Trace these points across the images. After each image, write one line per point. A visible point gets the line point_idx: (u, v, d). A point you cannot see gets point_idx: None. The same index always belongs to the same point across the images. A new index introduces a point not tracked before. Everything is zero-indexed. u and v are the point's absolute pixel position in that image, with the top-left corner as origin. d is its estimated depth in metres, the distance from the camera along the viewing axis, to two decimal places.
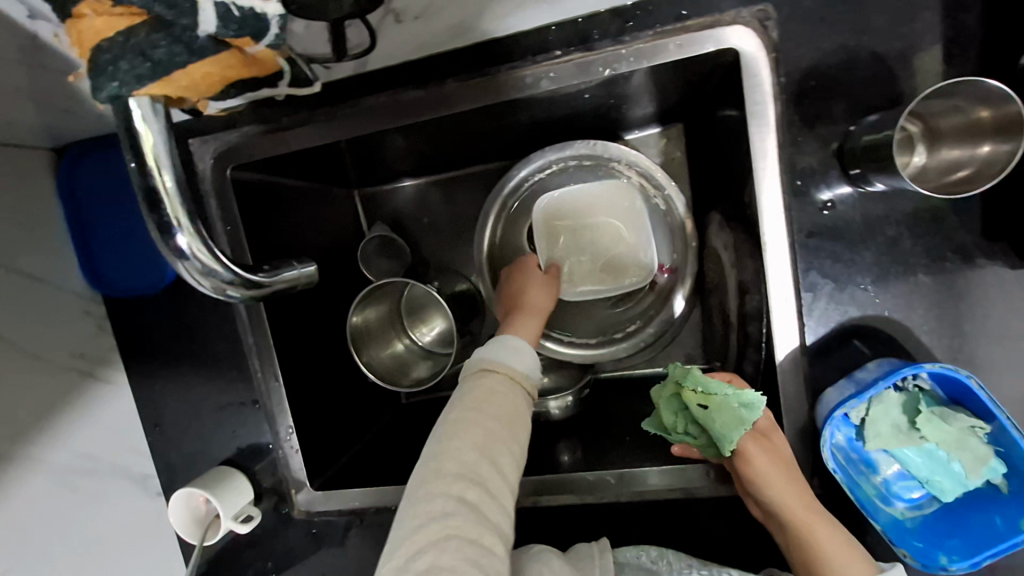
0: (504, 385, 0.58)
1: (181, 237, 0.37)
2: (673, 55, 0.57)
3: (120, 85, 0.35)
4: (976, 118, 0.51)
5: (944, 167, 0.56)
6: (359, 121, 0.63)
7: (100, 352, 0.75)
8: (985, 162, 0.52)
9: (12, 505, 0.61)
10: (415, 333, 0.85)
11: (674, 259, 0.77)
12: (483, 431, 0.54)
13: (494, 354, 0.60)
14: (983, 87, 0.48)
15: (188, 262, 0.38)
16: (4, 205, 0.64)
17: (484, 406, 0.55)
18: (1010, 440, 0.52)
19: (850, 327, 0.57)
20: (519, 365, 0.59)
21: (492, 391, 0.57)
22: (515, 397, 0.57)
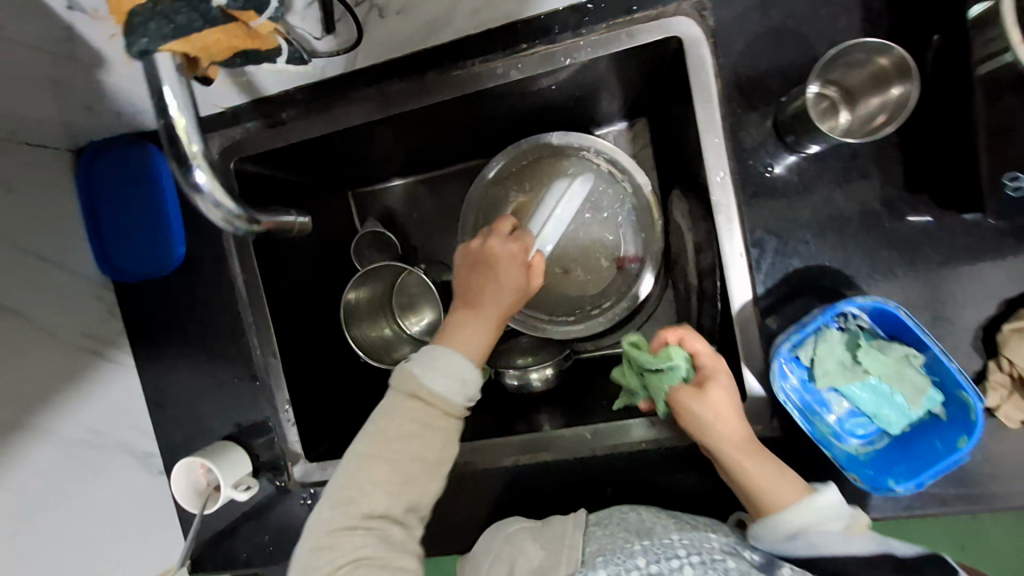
0: (432, 420, 0.59)
1: (199, 175, 0.42)
2: (625, 44, 0.64)
3: (149, 41, 0.42)
4: (878, 68, 0.59)
5: (866, 118, 0.63)
6: (349, 113, 0.71)
7: (110, 335, 0.81)
8: (896, 103, 0.59)
9: (24, 471, 0.66)
10: (405, 322, 0.90)
11: (642, 239, 0.83)
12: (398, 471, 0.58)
13: (409, 385, 0.60)
14: (868, 44, 0.56)
15: (203, 197, 0.43)
16: (28, 197, 0.71)
17: (399, 447, 0.59)
18: (943, 367, 0.57)
19: (795, 280, 0.63)
20: (436, 391, 0.60)
21: (413, 426, 0.59)
22: (431, 430, 0.59)
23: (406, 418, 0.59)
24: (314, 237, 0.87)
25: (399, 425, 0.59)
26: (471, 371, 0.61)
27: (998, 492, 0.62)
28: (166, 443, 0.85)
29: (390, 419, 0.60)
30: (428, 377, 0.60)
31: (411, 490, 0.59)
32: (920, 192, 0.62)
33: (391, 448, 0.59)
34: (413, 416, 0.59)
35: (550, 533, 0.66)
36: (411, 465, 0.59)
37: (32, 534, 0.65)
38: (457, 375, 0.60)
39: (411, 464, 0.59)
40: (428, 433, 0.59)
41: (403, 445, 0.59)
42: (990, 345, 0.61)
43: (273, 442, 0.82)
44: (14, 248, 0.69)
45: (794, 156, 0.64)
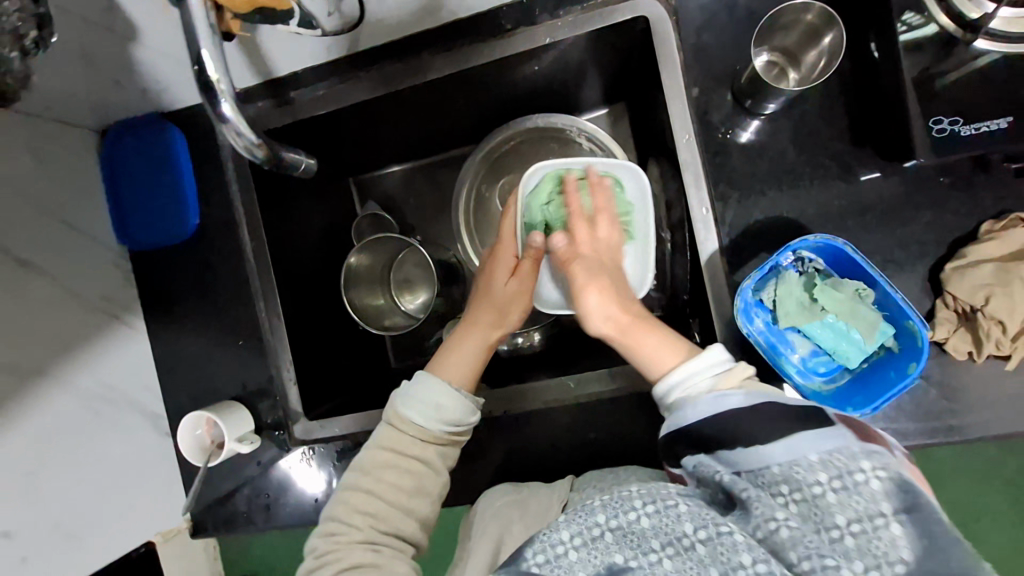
0: (409, 449, 0.65)
1: (225, 105, 0.47)
2: (598, 23, 0.72)
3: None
4: (808, 25, 0.68)
5: (811, 69, 0.72)
6: (352, 90, 0.78)
7: (126, 300, 0.87)
8: (831, 48, 0.68)
9: (43, 417, 0.70)
10: (401, 299, 0.97)
11: None
12: (385, 488, 0.64)
13: (393, 411, 0.66)
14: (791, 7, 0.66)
15: (226, 126, 0.48)
16: (59, 167, 0.78)
17: (382, 470, 0.65)
18: (890, 300, 0.63)
19: (757, 228, 0.71)
20: (417, 419, 0.65)
21: (395, 452, 0.65)
22: (412, 452, 0.65)
23: (385, 447, 0.66)
24: (317, 213, 0.93)
25: (377, 457, 0.65)
26: (452, 395, 0.66)
27: (956, 425, 0.66)
28: (175, 405, 0.89)
29: (369, 454, 0.66)
30: (402, 406, 0.66)
31: (399, 513, 0.64)
32: (864, 145, 0.69)
33: (372, 478, 0.65)
34: (391, 446, 0.65)
35: (535, 505, 0.72)
36: (393, 489, 0.64)
37: (47, 475, 0.70)
38: (432, 403, 0.65)
39: (392, 490, 0.64)
40: (407, 461, 0.65)
41: (382, 474, 0.65)
42: (937, 284, 0.67)
43: (276, 403, 0.87)
44: (44, 212, 0.75)
45: (757, 122, 0.71)
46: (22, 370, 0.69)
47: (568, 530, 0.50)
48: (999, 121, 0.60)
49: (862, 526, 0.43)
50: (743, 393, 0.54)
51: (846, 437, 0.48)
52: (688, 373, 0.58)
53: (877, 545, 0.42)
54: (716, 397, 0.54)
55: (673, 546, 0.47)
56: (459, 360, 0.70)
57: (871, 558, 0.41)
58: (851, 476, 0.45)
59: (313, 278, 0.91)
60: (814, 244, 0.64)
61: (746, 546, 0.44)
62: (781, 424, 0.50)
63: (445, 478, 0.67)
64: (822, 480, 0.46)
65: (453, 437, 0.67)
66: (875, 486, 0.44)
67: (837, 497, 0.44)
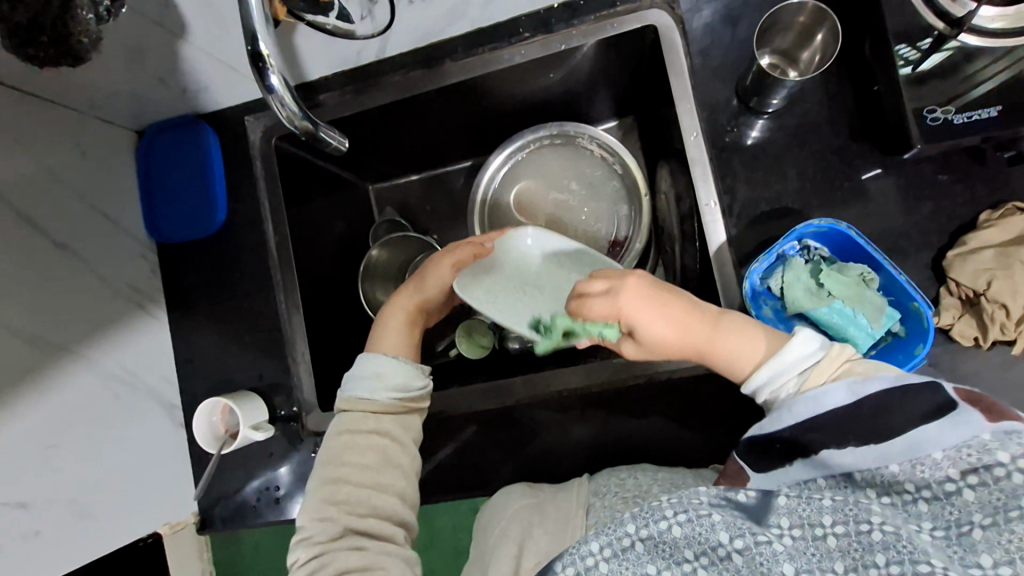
0: (364, 425, 0.66)
1: (273, 77, 0.54)
2: (611, 31, 0.77)
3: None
4: (802, 27, 0.74)
5: (810, 62, 0.78)
6: (379, 94, 0.84)
7: (150, 291, 0.90)
8: (825, 44, 0.74)
9: (65, 393, 0.72)
10: None
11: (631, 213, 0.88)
12: (351, 469, 0.65)
13: (342, 397, 0.69)
14: (785, 8, 0.72)
15: (273, 96, 0.56)
16: (97, 160, 0.83)
17: (342, 453, 0.65)
18: (895, 284, 0.67)
19: (763, 217, 0.77)
20: (359, 394, 0.67)
21: (352, 432, 0.66)
22: (365, 427, 0.66)
23: (338, 431, 0.67)
24: (338, 215, 0.96)
25: (338, 442, 0.66)
26: (379, 363, 0.69)
27: None
28: (192, 397, 0.90)
29: (331, 442, 0.67)
30: (347, 388, 0.69)
31: (372, 492, 0.64)
32: (864, 142, 0.75)
33: (339, 466, 0.65)
34: (347, 429, 0.66)
35: (557, 511, 0.70)
36: (359, 471, 0.65)
37: (67, 450, 0.71)
38: (372, 373, 0.68)
39: (361, 472, 0.65)
40: (365, 438, 0.65)
41: (346, 458, 0.65)
42: (940, 271, 0.72)
43: (290, 395, 0.88)
44: (80, 200, 0.79)
45: (762, 120, 0.78)
46: (50, 344, 0.71)
47: (598, 542, 0.55)
48: (989, 109, 0.66)
49: (993, 520, 0.44)
50: (846, 386, 0.53)
51: (978, 426, 0.47)
52: (776, 368, 0.57)
53: (1010, 540, 0.43)
54: (816, 395, 0.53)
55: (707, 556, 0.51)
56: (390, 334, 0.72)
57: (1002, 552, 0.43)
58: (988, 471, 0.46)
59: (332, 274, 0.94)
60: (819, 228, 0.69)
61: (787, 556, 0.48)
62: (890, 417, 0.50)
63: (414, 451, 0.68)
64: (952, 476, 0.47)
65: (404, 403, 0.68)
66: (1016, 481, 0.44)
67: (973, 493, 0.46)
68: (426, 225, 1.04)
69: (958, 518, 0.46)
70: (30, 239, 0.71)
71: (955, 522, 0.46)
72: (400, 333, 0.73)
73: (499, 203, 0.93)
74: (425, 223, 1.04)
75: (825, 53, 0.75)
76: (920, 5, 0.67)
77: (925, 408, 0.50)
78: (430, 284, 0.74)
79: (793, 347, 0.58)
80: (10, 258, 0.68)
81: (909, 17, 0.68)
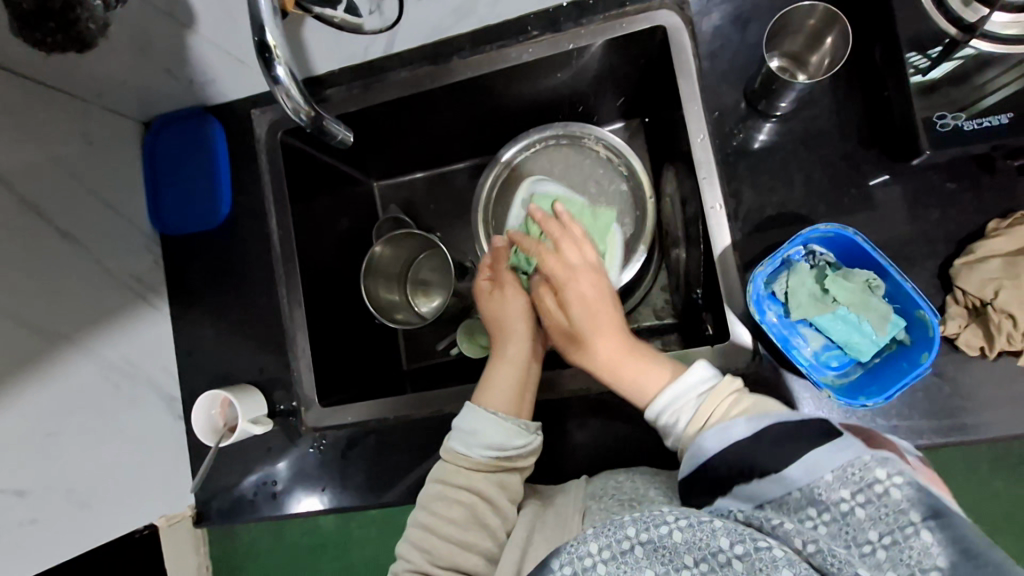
0: (457, 479, 0.69)
1: (279, 69, 0.54)
2: (619, 31, 0.77)
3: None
4: (811, 30, 0.74)
5: (819, 66, 0.77)
6: (386, 89, 0.83)
7: (153, 283, 0.90)
8: (834, 48, 0.74)
9: (66, 380, 0.72)
10: (415, 303, 0.99)
11: (636, 215, 0.86)
12: (443, 519, 0.67)
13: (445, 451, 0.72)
14: (796, 11, 0.71)
15: (279, 87, 0.56)
16: (103, 150, 0.83)
17: (433, 505, 0.68)
18: (902, 291, 0.66)
19: (769, 222, 0.76)
20: (459, 450, 0.70)
21: (446, 487, 0.69)
22: (460, 488, 0.68)
23: (436, 480, 0.70)
24: (342, 212, 0.96)
25: (432, 490, 0.70)
26: (483, 413, 0.70)
27: (967, 422, 0.68)
28: (192, 389, 0.90)
29: (426, 489, 0.71)
30: (448, 440, 0.72)
31: (456, 548, 0.65)
32: (873, 148, 0.75)
33: (428, 512, 0.68)
34: (443, 479, 0.70)
35: (556, 515, 0.67)
36: (448, 524, 0.67)
37: (66, 439, 0.71)
38: (468, 430, 0.70)
39: (448, 524, 0.67)
40: (456, 492, 0.68)
41: (436, 507, 0.68)
42: (947, 280, 0.71)
43: (291, 390, 0.88)
44: (85, 189, 0.79)
45: (770, 124, 0.77)
46: (52, 333, 0.71)
47: (597, 543, 0.52)
48: (1003, 116, 0.65)
49: (891, 538, 0.45)
50: (746, 419, 0.55)
51: (859, 448, 0.49)
52: (678, 393, 0.63)
53: (908, 554, 0.44)
54: (720, 428, 0.56)
55: (706, 562, 0.49)
56: (499, 385, 0.73)
57: (905, 567, 0.44)
58: (870, 489, 0.47)
59: (334, 269, 0.93)
60: (824, 234, 0.68)
61: (787, 561, 0.46)
62: (792, 445, 0.52)
63: (506, 512, 0.68)
64: (845, 496, 0.48)
65: (500, 463, 0.69)
66: (896, 496, 0.46)
67: (863, 511, 0.47)
68: (430, 223, 1.03)
69: (856, 537, 0.46)
70: (34, 228, 0.71)
71: (855, 541, 0.46)
72: (510, 371, 0.74)
73: (502, 203, 0.92)
74: (429, 222, 1.03)
75: (834, 57, 0.75)
76: (930, 7, 0.67)
77: (813, 432, 0.52)
78: (513, 318, 0.77)
79: (690, 374, 0.64)
80: (12, 245, 0.68)
81: (920, 22, 0.68)
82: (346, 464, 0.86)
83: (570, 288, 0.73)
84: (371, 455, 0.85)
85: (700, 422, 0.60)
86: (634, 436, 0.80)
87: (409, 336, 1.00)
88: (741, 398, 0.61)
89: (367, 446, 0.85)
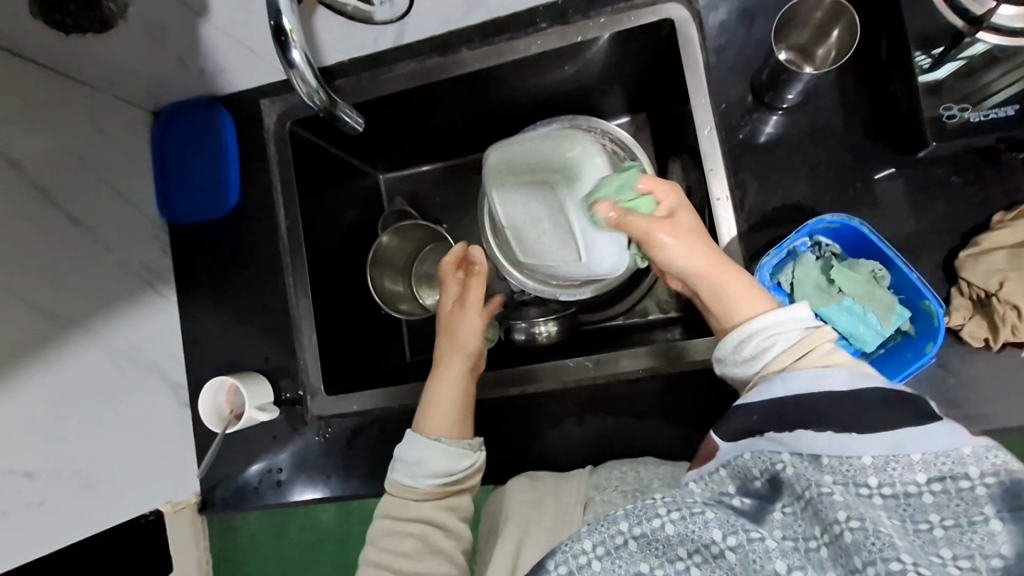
0: (406, 512, 0.67)
1: (294, 52, 0.56)
2: (626, 24, 0.77)
3: None
4: (817, 23, 0.74)
5: (826, 56, 0.78)
6: (394, 80, 0.84)
7: (160, 270, 0.90)
8: (840, 41, 0.75)
9: (72, 367, 0.72)
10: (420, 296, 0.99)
11: None
12: (398, 555, 0.65)
13: (391, 478, 0.70)
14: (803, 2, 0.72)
15: (293, 71, 0.57)
16: (113, 138, 0.83)
17: (387, 542, 0.66)
18: (908, 283, 0.67)
19: (775, 214, 0.77)
20: (403, 481, 0.68)
21: (395, 521, 0.67)
22: (415, 515, 0.67)
23: (383, 514, 0.68)
24: (349, 203, 0.96)
25: (381, 527, 0.68)
26: (427, 452, 0.69)
27: (969, 414, 0.69)
28: (198, 377, 0.91)
29: (374, 527, 0.68)
30: (392, 473, 0.70)
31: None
32: (878, 141, 0.75)
33: (379, 550, 0.66)
34: (391, 513, 0.68)
35: (556, 504, 0.67)
36: (402, 557, 0.65)
37: (73, 424, 0.71)
38: (414, 459, 0.69)
39: (401, 559, 0.65)
40: (407, 525, 0.66)
41: (386, 543, 0.66)
42: (951, 272, 0.72)
43: (297, 378, 0.88)
44: (95, 176, 0.80)
45: (776, 116, 0.78)
46: (61, 317, 0.72)
47: (591, 540, 0.51)
48: (1009, 108, 0.67)
49: (955, 521, 0.43)
50: (847, 372, 0.50)
51: (959, 437, 0.45)
52: (776, 325, 0.56)
53: (971, 538, 0.43)
54: (820, 373, 0.51)
55: (700, 553, 0.49)
56: (434, 410, 0.71)
57: (963, 548, 0.42)
58: (954, 480, 0.44)
59: (341, 259, 0.94)
60: (830, 224, 0.69)
61: (779, 552, 0.47)
62: (885, 415, 0.47)
63: (458, 533, 0.68)
64: (919, 480, 0.45)
65: (448, 488, 0.69)
66: (978, 492, 0.43)
67: (932, 497, 0.44)
68: (435, 215, 1.04)
69: (914, 514, 0.45)
70: (43, 212, 0.72)
71: (914, 520, 0.44)
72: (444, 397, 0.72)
73: None
74: (435, 214, 1.04)
75: (841, 49, 0.75)
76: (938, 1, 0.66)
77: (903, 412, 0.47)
78: (464, 335, 0.75)
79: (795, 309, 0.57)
80: (22, 228, 0.69)
81: (927, 16, 0.68)
82: (350, 452, 0.87)
83: (664, 237, 0.62)
84: (376, 444, 0.86)
85: (791, 356, 0.55)
86: (639, 427, 0.80)
87: (414, 327, 1.00)
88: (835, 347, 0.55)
89: (372, 435, 0.85)
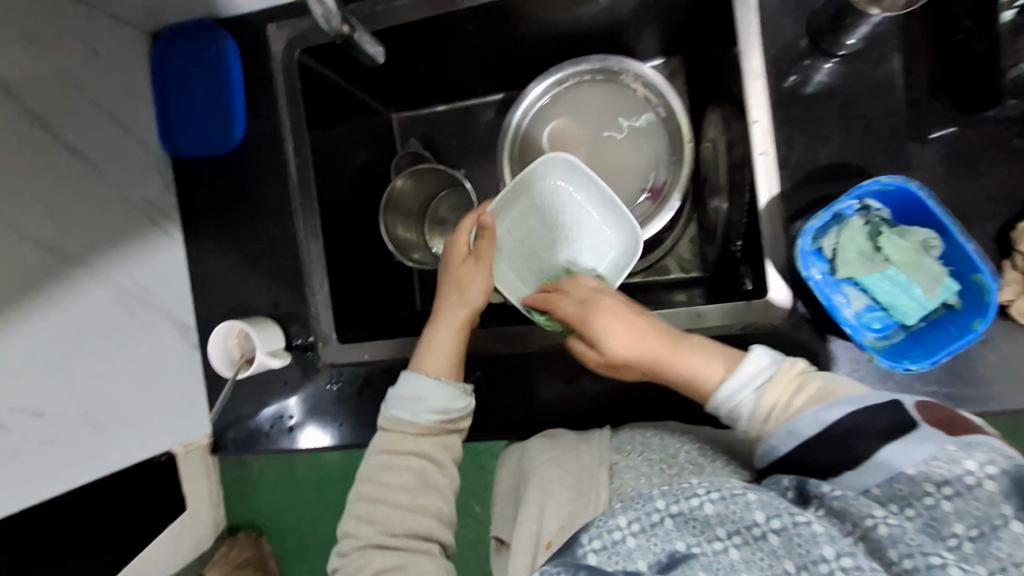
0: (401, 445, 0.65)
1: None
2: None
3: None
4: None
5: None
6: (414, 7, 0.77)
7: (165, 206, 0.86)
8: None
9: (77, 305, 0.70)
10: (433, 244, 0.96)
11: (672, 162, 0.81)
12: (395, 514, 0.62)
13: (387, 413, 0.67)
14: None
15: None
16: (108, 61, 0.77)
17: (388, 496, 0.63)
18: (962, 256, 0.63)
19: (822, 173, 0.71)
20: (401, 415, 0.66)
21: (389, 458, 0.65)
22: (409, 452, 0.64)
23: (379, 449, 0.66)
24: (361, 143, 0.90)
25: (375, 461, 0.65)
26: (428, 387, 0.66)
27: (1007, 391, 0.67)
28: (206, 319, 0.89)
29: (370, 460, 0.66)
30: (388, 408, 0.67)
31: (406, 513, 0.62)
32: (942, 96, 0.69)
33: (372, 484, 0.64)
34: (387, 448, 0.65)
35: (578, 463, 0.66)
36: (395, 490, 0.63)
37: (81, 364, 0.70)
38: (412, 395, 0.66)
39: (397, 491, 0.63)
40: (405, 459, 0.64)
41: (382, 476, 0.64)
42: (1005, 243, 0.68)
43: (307, 325, 0.86)
44: (92, 102, 0.74)
45: (831, 64, 0.71)
46: (65, 254, 0.69)
47: (626, 516, 0.48)
48: None
49: (979, 530, 0.40)
50: (815, 411, 0.51)
51: (941, 436, 0.45)
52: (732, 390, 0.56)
53: (998, 547, 0.38)
54: (793, 426, 0.52)
55: (740, 534, 0.45)
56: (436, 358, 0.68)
57: (993, 561, 0.38)
58: (960, 481, 0.42)
59: (353, 203, 0.89)
60: (885, 186, 0.64)
61: (827, 538, 0.41)
62: (865, 433, 0.48)
63: (452, 471, 0.66)
64: (928, 489, 0.43)
65: (445, 425, 0.66)
66: (989, 488, 0.41)
67: (951, 505, 0.41)
68: (451, 159, 0.98)
69: (940, 529, 0.41)
70: (41, 141, 0.67)
71: (939, 536, 0.41)
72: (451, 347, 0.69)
73: (529, 144, 0.86)
74: (451, 158, 0.98)
75: None
76: None
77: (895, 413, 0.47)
78: (473, 289, 0.70)
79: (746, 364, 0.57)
80: (19, 158, 0.64)
81: None
82: (362, 401, 0.86)
83: (595, 323, 0.62)
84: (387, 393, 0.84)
85: (767, 415, 0.55)
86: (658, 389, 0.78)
87: (426, 277, 0.97)
88: (805, 382, 0.55)
89: (383, 384, 0.84)
